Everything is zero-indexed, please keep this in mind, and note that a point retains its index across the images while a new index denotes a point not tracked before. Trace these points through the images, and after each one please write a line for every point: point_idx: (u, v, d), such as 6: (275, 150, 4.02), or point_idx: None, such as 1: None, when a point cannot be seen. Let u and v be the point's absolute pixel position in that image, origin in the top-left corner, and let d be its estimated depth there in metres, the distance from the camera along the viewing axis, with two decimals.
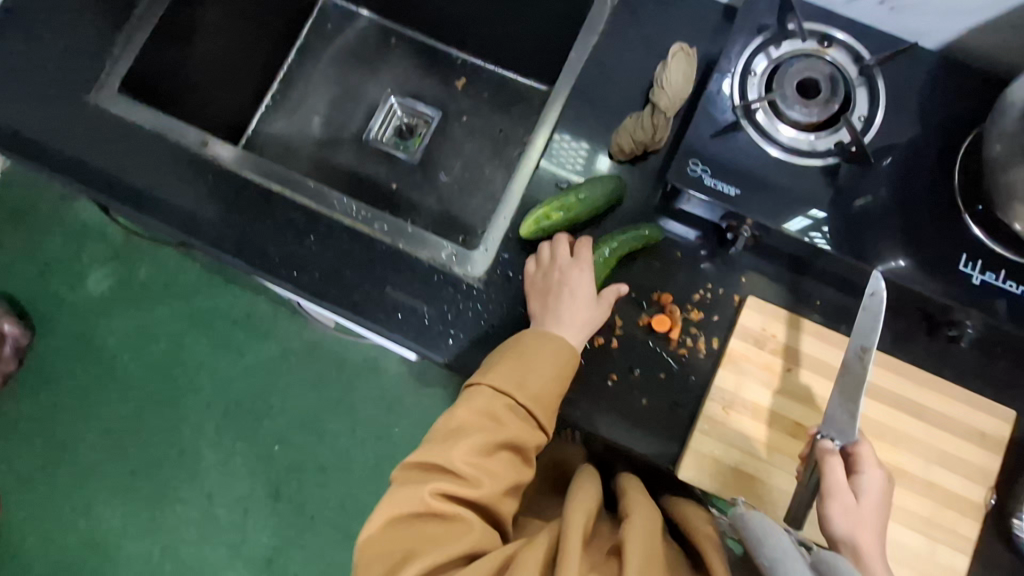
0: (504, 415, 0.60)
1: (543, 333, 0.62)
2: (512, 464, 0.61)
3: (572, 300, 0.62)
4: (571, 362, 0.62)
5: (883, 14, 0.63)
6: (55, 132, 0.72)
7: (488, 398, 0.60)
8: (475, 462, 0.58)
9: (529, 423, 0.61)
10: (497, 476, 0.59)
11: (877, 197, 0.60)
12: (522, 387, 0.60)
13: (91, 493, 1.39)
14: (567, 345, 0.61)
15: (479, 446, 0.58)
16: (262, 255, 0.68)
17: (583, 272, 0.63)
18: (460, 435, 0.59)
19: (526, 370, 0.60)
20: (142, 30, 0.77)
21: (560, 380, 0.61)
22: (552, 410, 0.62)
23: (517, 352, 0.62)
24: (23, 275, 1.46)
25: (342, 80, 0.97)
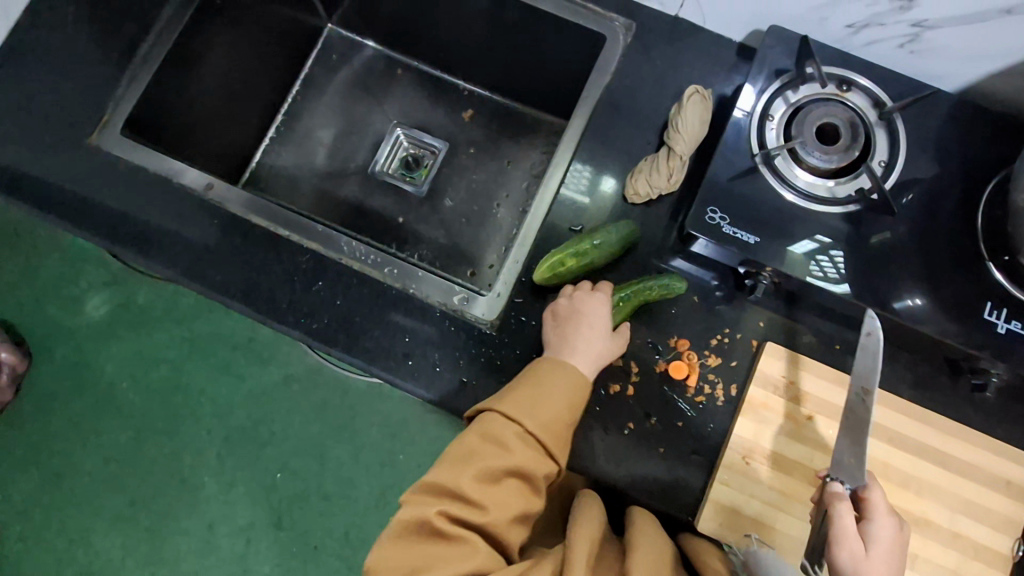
0: (514, 442, 0.58)
1: (558, 363, 0.60)
2: (522, 494, 0.59)
3: (585, 334, 0.61)
4: (584, 395, 0.60)
5: (901, 57, 0.62)
6: (57, 174, 0.71)
7: (498, 425, 0.59)
8: (482, 488, 0.57)
9: (540, 452, 0.59)
10: (505, 503, 0.58)
11: (898, 244, 0.59)
12: (531, 415, 0.58)
13: (89, 524, 1.36)
14: (581, 378, 0.60)
15: (487, 472, 0.57)
16: (269, 301, 0.67)
17: (600, 304, 0.62)
18: (470, 460, 0.58)
19: (536, 398, 0.59)
20: (146, 69, 0.76)
21: (570, 408, 0.59)
22: (564, 439, 0.59)
23: (530, 381, 0.60)
24: (21, 301, 1.44)
25: (348, 111, 0.96)
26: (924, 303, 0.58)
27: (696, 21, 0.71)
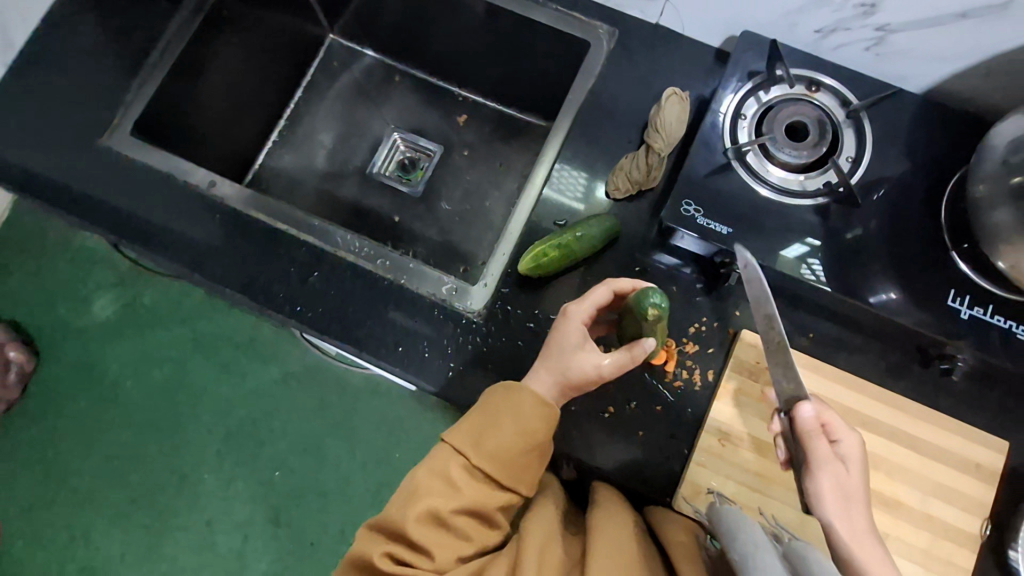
0: (459, 476, 0.61)
1: (505, 390, 0.63)
2: (468, 525, 0.60)
3: (553, 349, 0.63)
4: (528, 420, 0.61)
5: (868, 60, 0.65)
6: (68, 172, 0.75)
7: (447, 459, 0.62)
8: (428, 527, 0.59)
9: (489, 485, 0.62)
10: (452, 540, 0.60)
11: (868, 236, 0.62)
12: (477, 448, 0.61)
13: (90, 521, 1.39)
14: (526, 400, 0.61)
15: (433, 511, 0.59)
16: (266, 293, 0.70)
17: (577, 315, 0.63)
18: (414, 496, 0.60)
19: (483, 429, 0.62)
20: (155, 75, 0.80)
21: (523, 438, 0.61)
22: (515, 469, 0.62)
23: (479, 411, 0.63)
24: (29, 301, 1.48)
25: (348, 115, 1.00)
26: (897, 296, 0.61)
27: (676, 28, 0.75)
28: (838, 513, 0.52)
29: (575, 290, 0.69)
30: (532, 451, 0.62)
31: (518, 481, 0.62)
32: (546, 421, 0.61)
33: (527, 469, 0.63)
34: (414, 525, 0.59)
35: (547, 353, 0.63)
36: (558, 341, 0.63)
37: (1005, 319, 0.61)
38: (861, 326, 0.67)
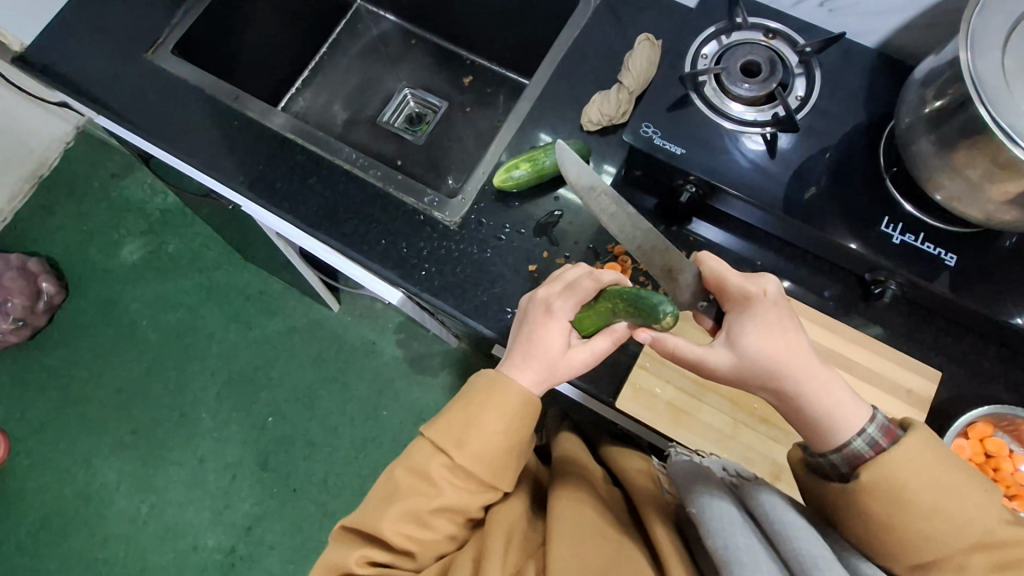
0: (440, 474, 0.59)
1: (495, 385, 0.60)
2: (452, 523, 0.61)
3: (537, 350, 0.61)
4: (522, 419, 0.60)
5: (823, 15, 0.74)
6: (115, 79, 0.85)
7: (427, 457, 0.59)
8: (407, 528, 0.58)
9: (473, 484, 0.60)
10: (432, 540, 0.60)
11: (820, 186, 0.67)
12: (460, 446, 0.59)
13: (92, 448, 1.45)
14: (519, 397, 0.60)
15: (414, 510, 0.58)
16: (270, 188, 0.80)
17: (555, 323, 0.61)
18: (393, 499, 0.59)
19: (467, 428, 0.59)
20: (199, 6, 0.91)
21: (507, 436, 0.60)
22: (499, 467, 0.60)
23: (464, 405, 0.60)
24: (68, 241, 1.61)
25: (365, 72, 1.11)
26: (857, 247, 0.65)
27: None
28: (766, 353, 0.54)
29: (544, 210, 0.76)
30: (516, 449, 0.61)
31: (501, 481, 0.61)
32: (529, 415, 0.61)
33: (510, 467, 0.61)
34: (393, 527, 0.58)
35: (530, 350, 0.61)
36: (541, 342, 0.61)
37: (936, 248, 0.64)
38: (802, 256, 0.74)
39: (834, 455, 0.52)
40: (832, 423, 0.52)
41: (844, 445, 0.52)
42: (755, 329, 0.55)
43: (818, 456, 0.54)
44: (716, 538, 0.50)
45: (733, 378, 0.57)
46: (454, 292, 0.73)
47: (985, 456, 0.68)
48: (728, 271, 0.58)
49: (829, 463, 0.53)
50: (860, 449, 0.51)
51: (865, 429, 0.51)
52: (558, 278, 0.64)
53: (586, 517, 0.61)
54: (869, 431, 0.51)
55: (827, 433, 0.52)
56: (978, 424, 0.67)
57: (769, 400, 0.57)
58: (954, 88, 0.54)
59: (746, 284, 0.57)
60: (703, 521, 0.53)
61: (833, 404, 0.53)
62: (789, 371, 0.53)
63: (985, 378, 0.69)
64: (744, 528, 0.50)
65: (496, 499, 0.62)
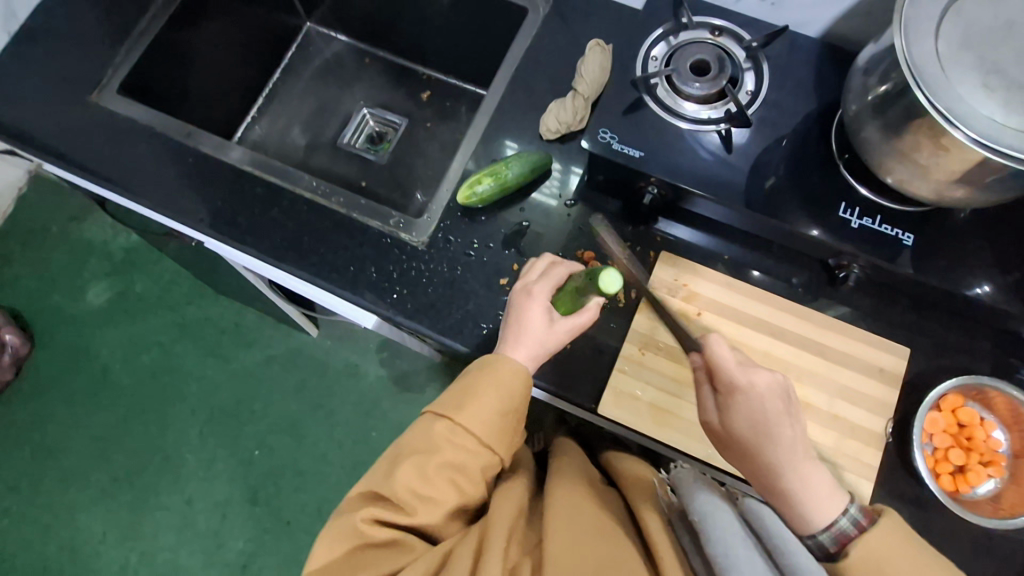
0: (443, 437, 0.59)
1: (494, 360, 0.61)
2: (455, 488, 0.59)
3: (522, 327, 0.63)
4: (519, 386, 0.61)
5: (767, 9, 0.76)
6: (60, 125, 0.83)
7: (429, 423, 0.60)
8: (412, 487, 0.57)
9: (473, 446, 0.59)
10: (438, 501, 0.58)
11: (779, 176, 0.68)
12: (460, 410, 0.59)
13: (73, 500, 1.41)
14: (516, 370, 0.61)
15: (417, 469, 0.57)
16: (231, 223, 0.78)
17: (535, 301, 0.64)
18: (399, 461, 0.58)
19: (466, 393, 0.60)
20: (142, 42, 0.89)
21: (503, 403, 0.60)
22: (498, 432, 0.60)
23: (469, 376, 0.61)
24: (28, 290, 1.56)
25: (322, 95, 1.09)
26: (820, 233, 0.66)
27: None
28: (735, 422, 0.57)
29: (511, 222, 0.77)
30: (513, 415, 0.61)
31: (501, 445, 0.61)
32: (523, 385, 0.61)
33: (508, 431, 0.61)
34: (401, 486, 0.57)
35: (518, 328, 0.63)
36: (525, 318, 0.63)
37: (893, 228, 0.65)
38: (767, 247, 0.75)
39: (822, 534, 0.51)
40: (810, 499, 0.53)
41: (830, 523, 0.51)
42: (744, 400, 0.56)
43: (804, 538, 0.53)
44: (717, 547, 0.50)
45: (722, 440, 0.60)
46: (429, 313, 0.73)
47: (958, 427, 0.69)
48: (728, 356, 0.57)
49: (817, 544, 0.52)
50: (845, 527, 0.50)
51: (847, 510, 0.51)
52: (532, 269, 0.68)
53: (589, 515, 0.59)
54: (852, 510, 0.51)
55: (804, 515, 0.53)
56: (949, 395, 0.69)
57: (754, 474, 0.57)
58: (896, 73, 0.55)
59: (737, 370, 0.57)
60: (704, 529, 0.52)
61: (806, 489, 0.53)
62: (774, 438, 0.55)
63: (950, 351, 0.71)
64: (745, 538, 0.50)
65: (494, 465, 0.61)
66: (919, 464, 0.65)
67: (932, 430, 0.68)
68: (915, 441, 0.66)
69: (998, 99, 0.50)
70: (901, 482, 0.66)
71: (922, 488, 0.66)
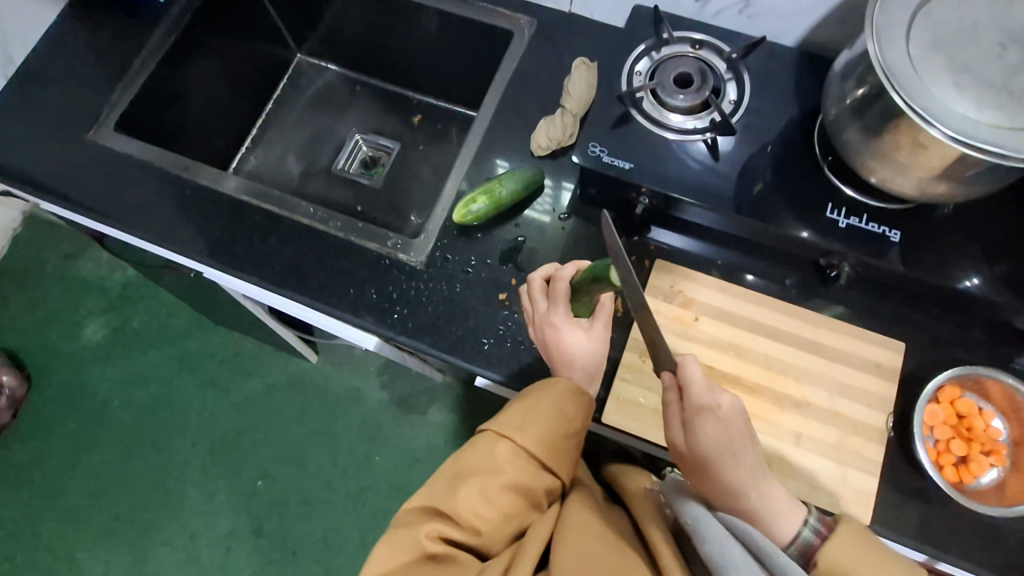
0: (506, 458, 0.59)
1: (548, 385, 0.62)
2: (516, 508, 0.59)
3: (571, 358, 0.64)
4: (578, 411, 0.62)
5: (743, 22, 0.79)
6: (59, 164, 0.84)
7: (491, 443, 0.60)
8: (476, 506, 0.57)
9: (534, 469, 0.60)
10: (499, 520, 0.58)
11: (766, 181, 0.70)
12: (522, 431, 0.60)
13: (74, 541, 1.38)
14: (573, 394, 0.62)
15: (480, 489, 0.58)
16: (231, 252, 0.79)
17: (570, 328, 0.64)
18: (463, 479, 0.58)
19: (526, 416, 0.60)
20: (136, 79, 0.91)
21: (564, 426, 0.61)
22: (558, 455, 0.61)
23: (528, 399, 0.62)
24: (24, 330, 1.55)
25: (315, 124, 1.11)
26: (810, 234, 0.68)
27: (586, 15, 0.89)
28: (705, 440, 0.56)
29: (507, 238, 0.78)
30: (572, 438, 0.62)
31: (560, 467, 0.62)
32: (581, 409, 0.62)
33: (567, 453, 0.62)
34: (463, 504, 0.57)
35: (567, 359, 0.64)
36: (570, 349, 0.64)
37: (879, 226, 0.67)
38: (759, 250, 0.77)
39: (789, 548, 0.53)
40: (774, 516, 0.54)
41: (793, 536, 0.53)
42: (709, 421, 0.55)
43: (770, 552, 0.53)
44: (708, 545, 0.50)
45: (685, 461, 0.59)
46: (430, 331, 0.74)
47: (957, 417, 0.69)
48: (698, 379, 0.55)
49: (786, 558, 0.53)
50: (808, 538, 0.52)
51: (807, 519, 0.54)
52: (533, 297, 0.67)
53: (602, 528, 0.59)
54: (811, 520, 0.54)
55: (772, 528, 0.54)
56: (946, 387, 0.70)
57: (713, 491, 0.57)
58: (872, 77, 0.57)
59: (708, 393, 0.55)
60: (695, 532, 0.52)
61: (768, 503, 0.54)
62: (738, 458, 0.55)
63: (945, 343, 0.72)
64: (733, 539, 0.50)
65: (555, 486, 0.62)
66: (922, 458, 0.66)
67: (932, 422, 0.68)
68: (916, 436, 0.67)
69: (969, 96, 0.53)
70: (907, 476, 0.67)
71: (928, 481, 0.66)
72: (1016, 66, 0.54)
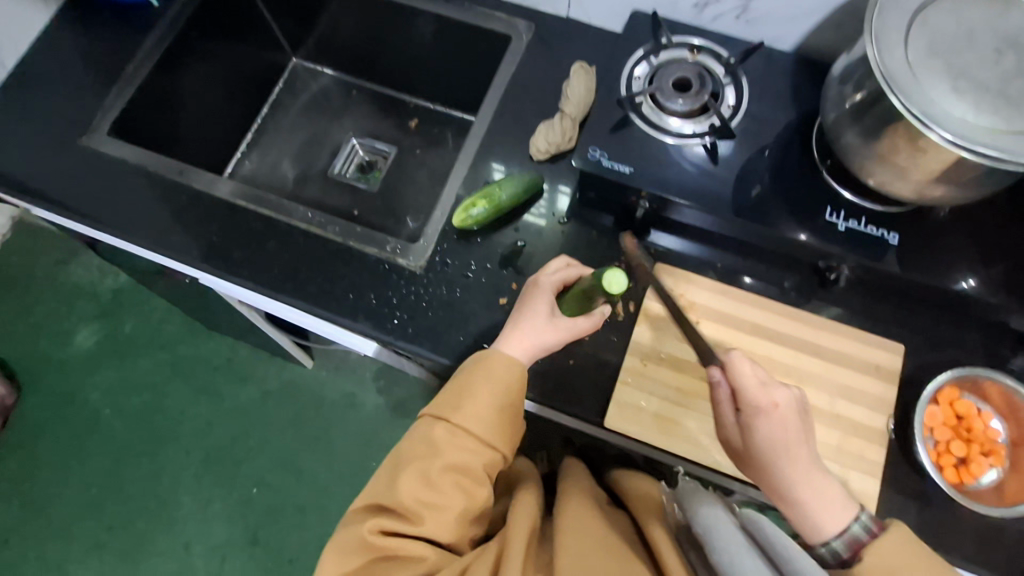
0: (443, 439, 0.58)
1: (482, 359, 0.61)
2: (460, 491, 0.58)
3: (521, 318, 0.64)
4: (514, 383, 0.61)
5: (741, 27, 0.80)
6: (51, 170, 0.83)
7: (428, 426, 0.60)
8: (417, 492, 0.57)
9: (474, 446, 0.59)
10: (445, 504, 0.57)
11: (764, 185, 0.70)
12: (456, 409, 0.59)
13: (64, 552, 1.36)
14: (508, 365, 0.61)
15: (419, 473, 0.57)
16: (227, 258, 0.78)
17: (541, 293, 0.65)
18: (401, 467, 0.58)
19: (460, 394, 0.60)
20: (130, 84, 0.90)
21: (500, 399, 0.60)
22: (495, 429, 0.60)
23: (462, 377, 0.61)
24: (14, 338, 1.53)
25: (311, 128, 1.10)
26: (808, 237, 0.68)
27: (584, 20, 0.90)
28: (763, 437, 0.56)
29: (506, 242, 0.78)
30: (511, 412, 0.61)
31: (502, 441, 0.60)
32: (517, 380, 0.61)
33: (507, 428, 0.61)
34: (404, 492, 0.57)
35: (518, 316, 0.64)
36: (528, 310, 0.64)
37: (878, 229, 0.68)
38: (759, 253, 0.77)
39: (835, 540, 0.52)
40: (823, 514, 0.53)
41: (842, 530, 0.52)
42: (764, 418, 0.56)
43: (817, 547, 0.53)
44: (720, 554, 0.49)
45: (740, 457, 0.60)
46: (430, 336, 0.73)
47: (956, 419, 0.70)
48: (748, 379, 0.56)
49: (831, 552, 0.52)
50: (859, 533, 0.51)
51: (859, 517, 0.52)
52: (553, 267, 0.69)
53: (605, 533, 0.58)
54: (863, 518, 0.52)
55: (816, 525, 0.53)
56: (944, 388, 0.70)
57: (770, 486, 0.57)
58: (870, 81, 0.57)
59: (762, 392, 0.56)
60: (708, 540, 0.52)
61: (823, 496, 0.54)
62: (796, 455, 0.55)
63: (942, 345, 0.73)
64: (747, 546, 0.49)
65: (499, 463, 0.61)
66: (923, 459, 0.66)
67: (932, 423, 0.69)
68: (917, 438, 0.67)
69: (967, 101, 0.53)
70: (906, 477, 0.67)
71: (928, 483, 0.67)
72: (1012, 71, 0.54)
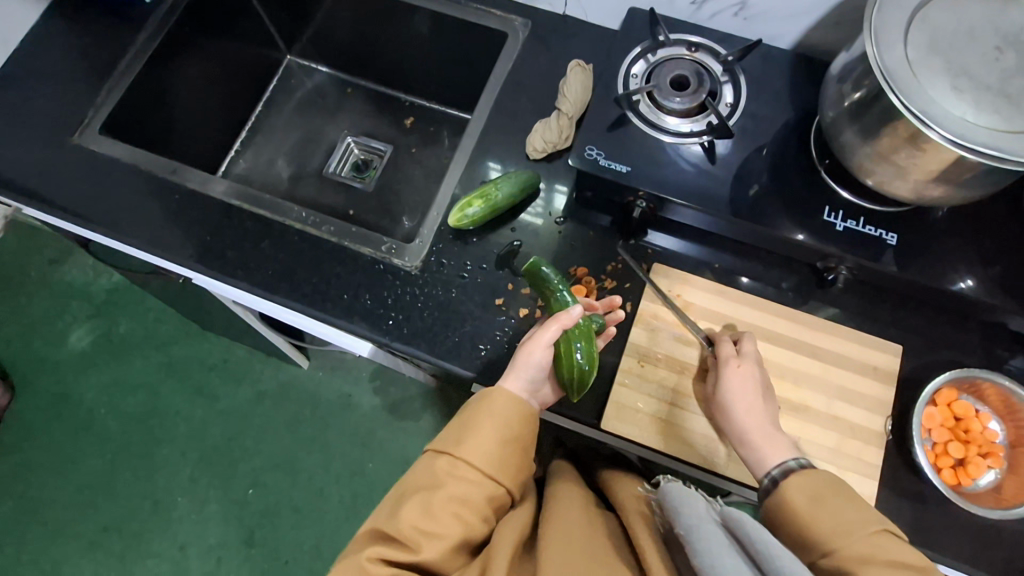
0: (445, 471, 0.58)
1: (487, 393, 0.61)
2: (461, 523, 0.56)
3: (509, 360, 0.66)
4: (518, 418, 0.60)
5: (739, 24, 0.79)
6: (42, 169, 0.82)
7: (431, 460, 0.59)
8: (417, 523, 0.55)
9: (477, 480, 0.57)
10: (447, 537, 0.55)
11: (762, 184, 0.69)
12: (459, 443, 0.59)
13: (58, 554, 1.35)
14: (511, 399, 0.60)
15: (420, 505, 0.56)
16: (221, 258, 0.78)
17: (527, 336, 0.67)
18: (403, 498, 0.57)
19: (464, 428, 0.59)
20: (122, 82, 0.89)
21: (502, 432, 0.59)
22: (499, 462, 0.59)
23: (467, 411, 0.61)
24: (7, 338, 1.52)
25: (306, 126, 1.09)
26: (806, 238, 0.68)
27: (581, 17, 0.89)
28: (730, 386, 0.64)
29: (502, 242, 0.77)
30: (516, 446, 0.60)
31: (506, 475, 0.59)
32: (521, 415, 0.61)
33: (511, 462, 0.59)
34: (404, 522, 0.55)
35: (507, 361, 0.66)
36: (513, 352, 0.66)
37: (876, 229, 0.67)
38: (757, 254, 0.77)
39: (774, 470, 0.58)
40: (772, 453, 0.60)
41: (780, 461, 0.59)
42: (731, 368, 0.64)
43: (762, 478, 0.59)
44: (704, 557, 0.48)
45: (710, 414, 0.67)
46: (426, 337, 0.72)
47: (954, 420, 0.70)
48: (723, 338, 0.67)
49: (770, 479, 0.58)
50: (793, 464, 0.58)
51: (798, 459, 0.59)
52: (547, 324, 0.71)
53: (593, 541, 0.57)
54: (801, 458, 0.59)
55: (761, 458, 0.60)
56: (942, 389, 0.70)
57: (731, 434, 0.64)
58: (870, 80, 0.57)
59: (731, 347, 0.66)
60: (690, 541, 0.50)
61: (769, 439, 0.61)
62: (757, 403, 0.63)
63: (941, 345, 0.72)
64: (731, 550, 0.48)
65: (503, 498, 0.59)
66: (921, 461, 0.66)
67: (930, 424, 0.69)
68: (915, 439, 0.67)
69: (967, 99, 0.53)
70: (904, 479, 0.67)
71: (927, 484, 0.66)
72: (1013, 69, 0.54)
